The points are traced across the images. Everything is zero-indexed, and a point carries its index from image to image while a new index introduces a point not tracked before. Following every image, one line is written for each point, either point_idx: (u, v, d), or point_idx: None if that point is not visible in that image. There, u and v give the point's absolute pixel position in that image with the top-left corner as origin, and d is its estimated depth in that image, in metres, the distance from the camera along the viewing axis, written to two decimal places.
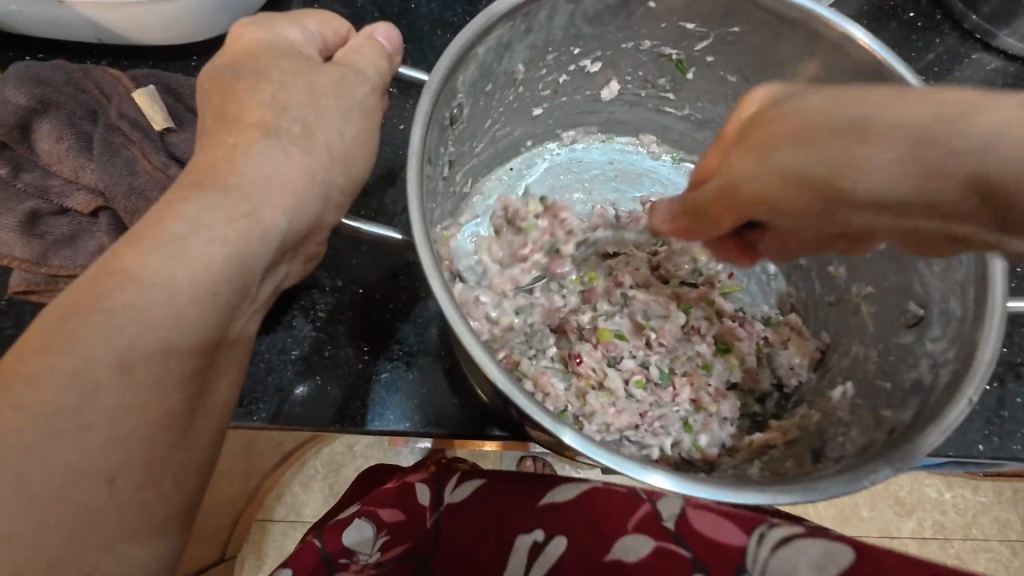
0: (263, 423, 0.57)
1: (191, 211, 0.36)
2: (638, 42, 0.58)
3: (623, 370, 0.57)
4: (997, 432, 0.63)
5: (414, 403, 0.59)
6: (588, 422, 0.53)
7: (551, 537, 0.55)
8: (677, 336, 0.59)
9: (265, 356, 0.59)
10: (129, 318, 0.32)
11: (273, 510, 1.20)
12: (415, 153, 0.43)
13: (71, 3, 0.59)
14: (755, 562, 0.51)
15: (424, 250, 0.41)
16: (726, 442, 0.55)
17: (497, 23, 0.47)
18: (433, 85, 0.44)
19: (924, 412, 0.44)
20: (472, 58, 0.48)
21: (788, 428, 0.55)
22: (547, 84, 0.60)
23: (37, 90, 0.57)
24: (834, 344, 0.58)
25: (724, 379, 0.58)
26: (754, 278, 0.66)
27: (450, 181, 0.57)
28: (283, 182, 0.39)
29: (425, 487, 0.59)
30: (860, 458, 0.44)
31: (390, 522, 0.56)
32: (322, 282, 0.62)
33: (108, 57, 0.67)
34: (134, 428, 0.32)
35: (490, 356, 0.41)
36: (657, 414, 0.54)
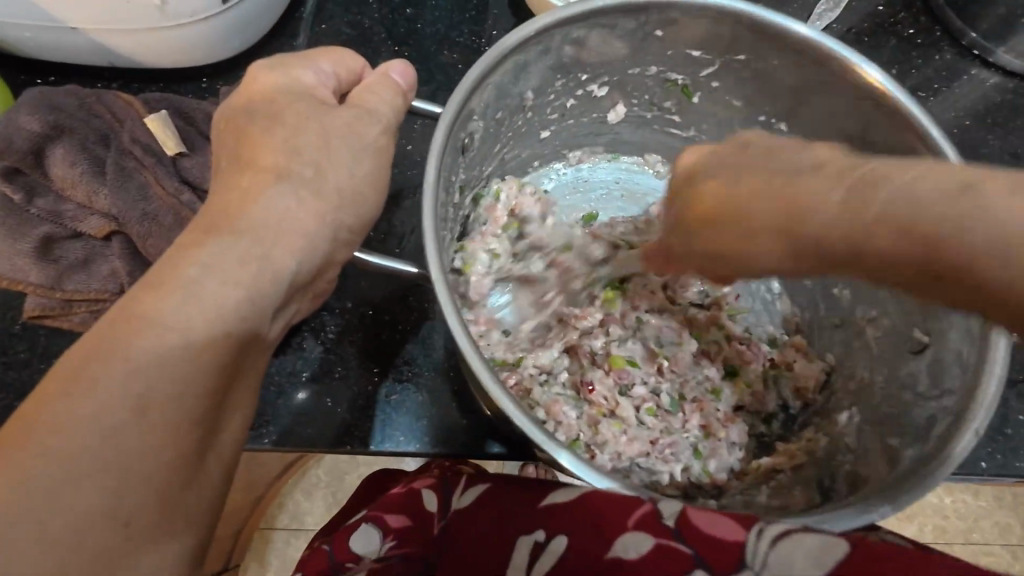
0: (274, 445, 0.58)
1: (207, 254, 0.37)
2: (645, 68, 0.58)
3: (634, 397, 0.58)
4: (999, 449, 0.64)
5: (423, 425, 0.60)
6: (600, 450, 0.54)
7: (552, 537, 0.43)
8: (688, 363, 0.60)
9: (276, 378, 0.60)
10: (150, 363, 0.33)
11: (276, 519, 1.20)
12: (429, 187, 0.44)
13: (83, 30, 0.60)
14: (753, 556, 0.38)
15: (440, 285, 0.42)
16: (735, 465, 0.56)
17: (508, 55, 0.48)
18: (444, 119, 0.45)
19: (930, 443, 0.44)
20: (484, 90, 0.49)
21: (795, 453, 0.56)
22: (555, 107, 0.61)
23: (50, 116, 0.58)
24: (839, 367, 0.60)
25: (732, 403, 0.59)
26: (759, 298, 0.66)
27: (461, 207, 0.58)
28: (296, 220, 0.41)
29: (432, 492, 0.50)
30: (868, 490, 0.45)
31: (396, 528, 0.48)
32: (332, 304, 0.63)
33: (118, 79, 0.67)
34: (158, 468, 0.33)
35: (504, 391, 0.42)
36: (666, 441, 0.55)
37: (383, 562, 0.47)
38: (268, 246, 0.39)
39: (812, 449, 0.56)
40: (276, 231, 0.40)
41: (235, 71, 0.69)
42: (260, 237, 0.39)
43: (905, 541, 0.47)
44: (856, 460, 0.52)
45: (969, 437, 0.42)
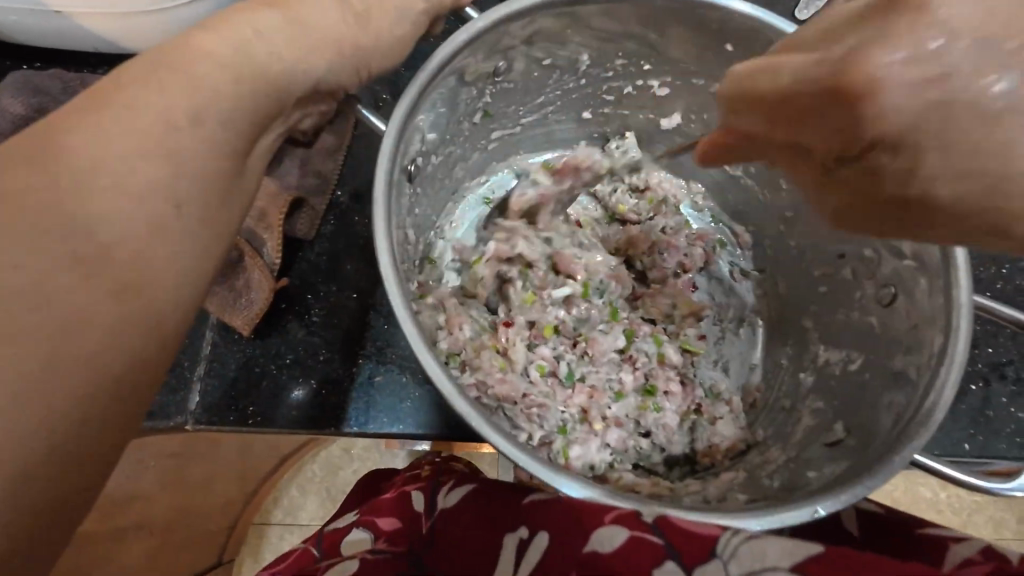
0: (255, 426, 0.58)
1: (137, 124, 0.33)
2: (707, 81, 0.58)
3: (535, 352, 0.58)
4: (981, 431, 0.64)
5: (407, 407, 0.60)
6: (469, 371, 0.54)
7: (536, 532, 0.42)
8: (606, 354, 0.59)
9: (259, 361, 0.60)
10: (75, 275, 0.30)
11: (271, 513, 1.21)
12: (391, 137, 0.45)
13: (68, 13, 0.60)
14: (723, 549, 0.38)
15: (379, 206, 0.43)
16: (598, 466, 0.53)
17: (517, 17, 0.48)
18: (438, 59, 0.46)
19: (903, 421, 0.44)
20: (489, 43, 0.50)
21: (659, 483, 0.52)
22: (611, 88, 0.62)
23: (34, 98, 0.58)
24: (760, 443, 0.56)
25: (630, 412, 0.57)
26: (727, 338, 0.64)
27: (446, 159, 0.59)
28: (247, 145, 0.38)
29: (422, 494, 0.50)
30: (833, 478, 0.44)
31: (388, 531, 0.47)
32: (318, 287, 0.63)
33: (105, 64, 0.68)
34: (85, 394, 0.30)
35: (424, 340, 0.42)
36: (537, 401, 0.54)
37: (371, 554, 0.45)
38: (221, 182, 0.36)
39: (682, 489, 0.52)
40: (222, 157, 0.36)
41: None
42: (209, 156, 0.35)
43: (876, 508, 0.47)
44: (802, 451, 0.52)
45: (936, 419, 0.42)
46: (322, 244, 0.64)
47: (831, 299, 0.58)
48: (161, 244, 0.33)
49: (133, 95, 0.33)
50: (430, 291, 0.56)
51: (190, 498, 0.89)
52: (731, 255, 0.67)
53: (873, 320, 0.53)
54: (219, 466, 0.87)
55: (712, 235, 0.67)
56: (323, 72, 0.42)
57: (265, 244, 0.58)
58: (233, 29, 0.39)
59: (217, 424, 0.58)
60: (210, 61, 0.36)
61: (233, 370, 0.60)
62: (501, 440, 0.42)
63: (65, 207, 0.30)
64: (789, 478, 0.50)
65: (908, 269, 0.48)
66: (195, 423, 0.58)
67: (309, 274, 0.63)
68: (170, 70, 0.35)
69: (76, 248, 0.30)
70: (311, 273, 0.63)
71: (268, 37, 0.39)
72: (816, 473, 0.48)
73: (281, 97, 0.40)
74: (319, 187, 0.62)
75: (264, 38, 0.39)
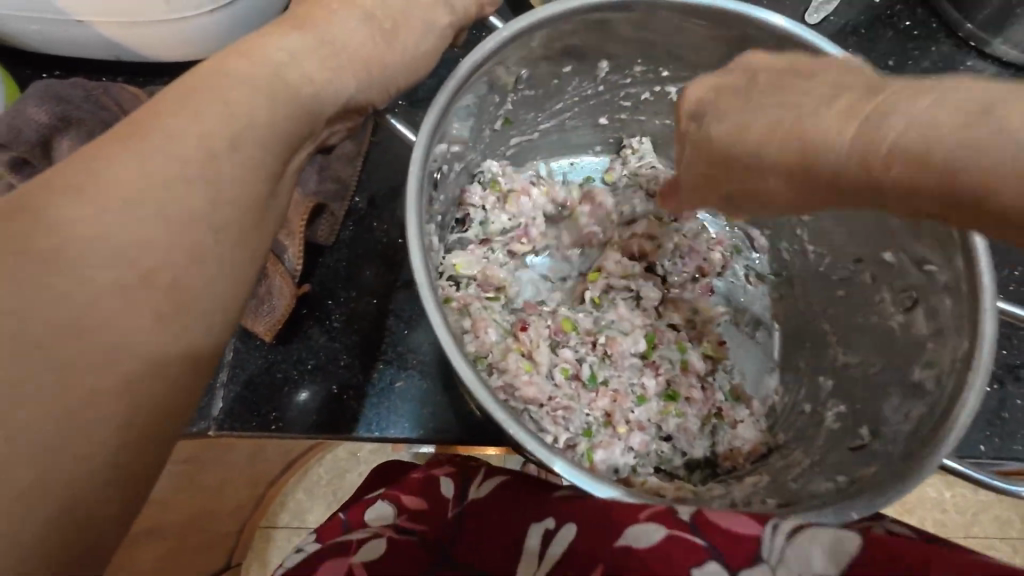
0: (278, 431, 0.59)
1: (174, 152, 0.34)
2: None
3: (559, 355, 0.58)
4: (997, 433, 0.64)
5: (428, 413, 0.61)
6: (496, 374, 0.54)
7: (563, 523, 0.43)
8: (629, 359, 0.59)
9: (281, 366, 0.61)
10: (120, 294, 0.31)
11: (279, 515, 1.21)
12: (422, 146, 0.45)
13: (89, 22, 0.61)
14: (770, 552, 0.38)
15: (410, 214, 0.44)
16: (622, 470, 0.54)
17: (545, 26, 0.49)
18: (466, 67, 0.47)
19: (926, 426, 0.45)
20: (512, 51, 0.50)
21: (682, 486, 0.53)
22: (630, 94, 0.62)
23: (58, 107, 0.59)
24: (781, 447, 0.57)
25: (653, 416, 0.57)
26: (747, 341, 0.64)
27: (469, 164, 0.59)
28: (278, 162, 0.39)
29: (450, 480, 0.51)
30: (851, 488, 0.45)
31: (412, 507, 0.49)
32: (339, 293, 0.63)
33: (124, 73, 0.68)
34: (130, 406, 0.31)
35: (458, 349, 0.42)
36: (563, 404, 0.55)
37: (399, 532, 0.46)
38: (254, 201, 0.37)
39: (707, 493, 0.52)
40: (256, 180, 0.37)
41: None
42: (244, 180, 0.36)
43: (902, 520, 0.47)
44: (826, 456, 0.53)
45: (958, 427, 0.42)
46: (342, 249, 0.65)
47: (849, 304, 0.58)
48: (197, 265, 0.34)
49: (170, 124, 0.34)
50: (455, 294, 0.56)
51: (203, 501, 0.89)
52: (745, 257, 0.67)
53: (893, 324, 0.53)
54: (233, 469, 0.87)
55: (728, 239, 0.67)
56: (351, 87, 0.43)
57: (286, 248, 0.59)
58: (267, 47, 0.40)
59: (240, 429, 0.59)
60: (246, 80, 0.37)
61: (255, 374, 0.60)
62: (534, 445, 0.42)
63: (105, 235, 0.31)
64: (808, 483, 0.50)
65: (929, 275, 0.49)
66: (217, 429, 0.58)
67: (331, 280, 0.64)
68: (205, 98, 0.36)
69: (122, 263, 0.31)
70: (332, 279, 0.64)
71: (300, 60, 0.40)
72: (838, 479, 0.49)
73: (313, 113, 0.41)
74: (337, 193, 0.63)
75: (297, 59, 0.40)
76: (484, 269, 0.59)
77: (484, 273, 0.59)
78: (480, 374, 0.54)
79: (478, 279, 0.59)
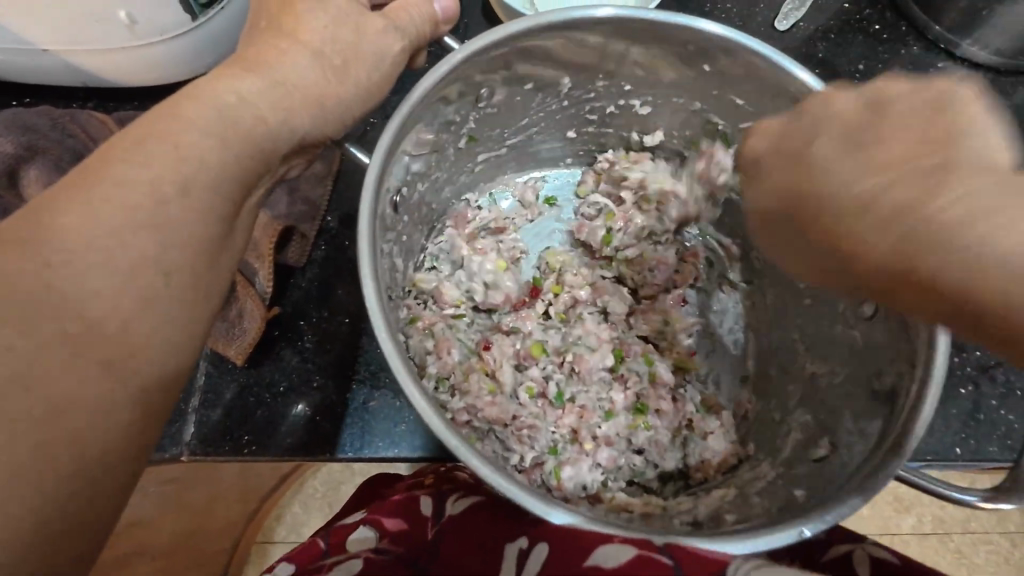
0: (251, 454, 0.59)
1: (124, 199, 0.35)
2: (689, 102, 0.59)
3: (525, 374, 0.59)
4: (973, 435, 0.65)
5: (403, 432, 0.61)
6: (459, 396, 0.55)
7: (537, 543, 0.42)
8: (597, 374, 0.59)
9: (253, 389, 0.61)
10: (71, 344, 0.33)
11: (274, 531, 1.20)
12: (375, 174, 0.45)
13: (54, 51, 0.60)
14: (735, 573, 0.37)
15: (364, 241, 0.44)
16: (591, 486, 0.54)
17: (501, 45, 0.49)
18: (417, 93, 0.47)
19: (885, 436, 0.45)
20: (465, 74, 0.50)
21: (649, 501, 0.54)
22: (595, 108, 0.63)
23: (23, 137, 0.59)
24: (752, 458, 0.58)
25: (622, 431, 0.57)
26: (720, 349, 0.65)
27: (431, 186, 0.59)
28: (231, 200, 0.40)
29: (430, 499, 0.53)
30: (815, 500, 0.45)
31: (393, 530, 0.49)
32: (310, 313, 0.64)
33: (94, 98, 0.69)
34: (87, 458, 0.33)
35: (413, 377, 0.42)
36: (528, 422, 0.56)
37: (375, 554, 0.46)
38: (205, 241, 0.38)
39: (674, 508, 0.54)
40: (209, 221, 0.38)
41: None
42: (195, 223, 0.38)
43: (890, 556, 0.46)
44: (789, 467, 0.53)
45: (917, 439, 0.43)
46: (313, 269, 0.65)
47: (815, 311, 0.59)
48: (148, 309, 0.35)
49: (118, 171, 0.36)
50: (419, 316, 0.57)
51: (190, 520, 0.89)
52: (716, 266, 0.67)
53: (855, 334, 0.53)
54: (219, 488, 0.87)
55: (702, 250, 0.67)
56: (305, 121, 0.44)
57: (257, 272, 0.59)
58: (216, 87, 0.41)
59: (213, 454, 0.59)
60: (196, 124, 0.39)
61: (228, 397, 0.60)
62: (492, 472, 0.41)
63: (57, 287, 0.33)
64: (773, 497, 0.51)
65: None
66: (190, 454, 0.58)
67: (301, 300, 0.64)
68: (155, 142, 0.37)
69: (69, 316, 0.33)
70: (303, 299, 0.64)
71: (250, 100, 0.41)
72: (800, 491, 0.49)
73: (268, 150, 0.42)
74: (307, 214, 0.62)
75: (249, 101, 0.41)
76: (447, 291, 0.60)
77: (447, 296, 0.59)
78: (443, 396, 0.55)
79: (443, 299, 0.59)
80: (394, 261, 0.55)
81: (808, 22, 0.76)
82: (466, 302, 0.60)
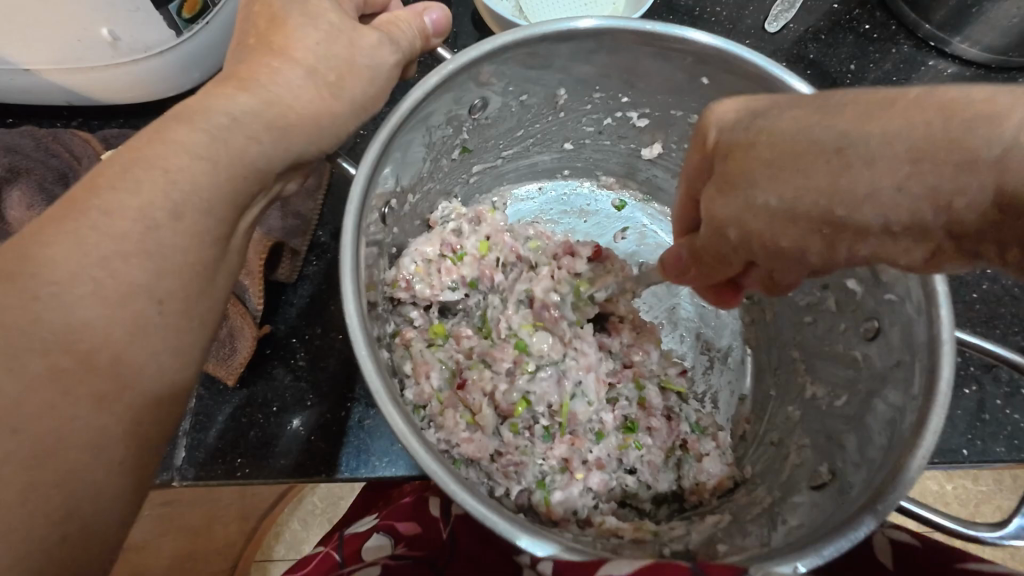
0: (244, 478, 0.57)
1: (117, 229, 0.34)
2: (687, 114, 0.58)
3: (503, 409, 0.55)
4: (979, 435, 0.64)
5: (399, 449, 0.59)
6: (434, 428, 0.53)
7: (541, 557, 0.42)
8: (586, 408, 0.57)
9: (245, 409, 0.59)
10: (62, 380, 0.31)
11: (273, 549, 1.17)
12: (360, 188, 0.44)
13: (36, 71, 0.59)
14: None
15: (345, 260, 0.43)
16: (581, 510, 0.54)
17: (491, 55, 0.48)
18: (405, 108, 0.46)
19: (894, 444, 0.44)
20: (455, 88, 0.50)
21: (642, 527, 0.52)
22: (591, 120, 0.62)
23: (6, 158, 0.58)
24: (750, 481, 0.57)
25: (613, 452, 0.57)
26: (717, 364, 0.65)
27: (417, 204, 0.58)
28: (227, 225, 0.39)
29: (437, 499, 0.54)
30: (828, 522, 0.44)
31: (407, 534, 0.51)
32: (301, 330, 0.62)
33: (78, 115, 0.68)
34: (77, 499, 0.32)
35: (393, 399, 0.41)
36: (514, 459, 0.54)
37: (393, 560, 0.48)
38: (200, 267, 0.37)
39: (666, 534, 0.52)
40: (201, 243, 0.38)
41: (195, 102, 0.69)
42: (187, 249, 0.37)
43: (909, 539, 0.46)
44: (793, 487, 0.52)
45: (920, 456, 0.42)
46: (305, 286, 0.64)
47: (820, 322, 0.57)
48: (138, 336, 0.34)
49: (105, 200, 0.35)
50: (401, 332, 0.57)
51: (186, 541, 0.87)
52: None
53: (857, 353, 0.52)
54: (216, 508, 0.85)
55: None
56: (300, 142, 0.43)
57: (245, 289, 0.58)
58: (208, 110, 0.40)
59: (204, 477, 0.57)
60: (187, 146, 0.37)
61: (219, 418, 0.59)
62: (475, 502, 0.40)
63: (42, 318, 0.32)
64: (776, 517, 0.50)
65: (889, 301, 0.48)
66: (181, 479, 0.57)
67: (292, 316, 0.63)
68: (144, 168, 0.36)
69: (61, 350, 0.32)
70: (296, 316, 0.63)
71: (243, 121, 0.40)
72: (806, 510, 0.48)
73: (261, 170, 0.41)
74: (298, 229, 0.61)
75: (240, 122, 0.40)
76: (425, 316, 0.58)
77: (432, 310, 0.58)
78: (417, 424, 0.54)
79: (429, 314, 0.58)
80: (378, 276, 0.54)
81: (798, 24, 0.75)
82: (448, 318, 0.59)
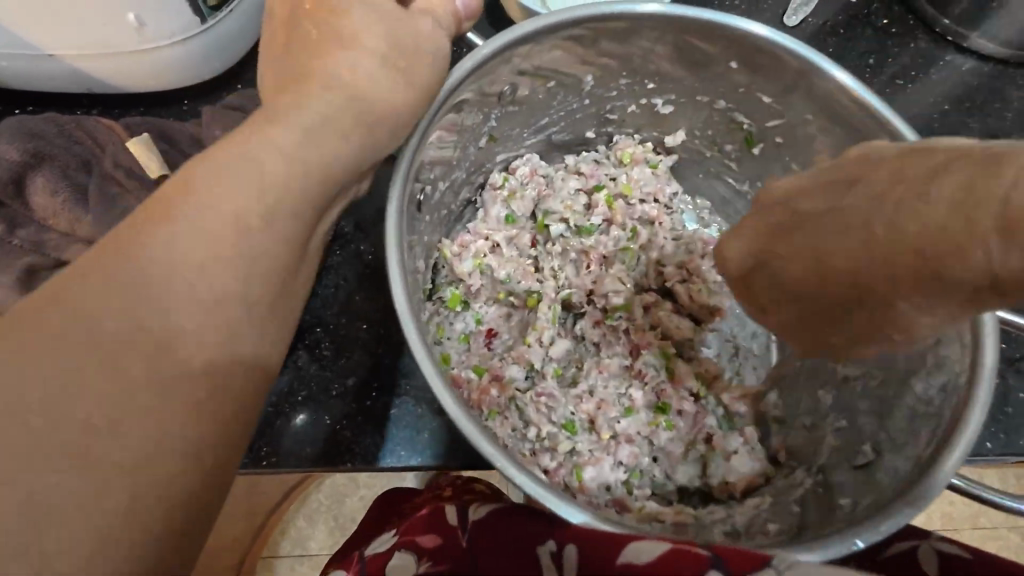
0: (270, 467, 0.57)
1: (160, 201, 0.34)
2: (714, 100, 0.59)
3: (544, 358, 0.59)
4: (1002, 428, 0.63)
5: (427, 437, 0.59)
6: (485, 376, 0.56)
7: (565, 544, 0.41)
8: (615, 370, 0.60)
9: (271, 398, 0.59)
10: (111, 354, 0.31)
11: (279, 546, 1.16)
12: (400, 172, 0.45)
13: (60, 57, 0.59)
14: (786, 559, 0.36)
15: (389, 238, 0.43)
16: (614, 488, 0.54)
17: (525, 41, 0.48)
18: (444, 90, 0.47)
19: (935, 438, 0.44)
20: (491, 71, 0.50)
21: (681, 510, 0.53)
22: (616, 108, 0.62)
23: (29, 144, 0.58)
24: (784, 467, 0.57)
25: (643, 429, 0.58)
26: (745, 355, 0.65)
27: (452, 188, 0.59)
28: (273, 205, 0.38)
29: (455, 508, 0.48)
30: (867, 509, 0.44)
31: (428, 548, 0.44)
32: (326, 319, 0.62)
33: (101, 105, 0.67)
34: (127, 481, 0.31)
35: (448, 387, 0.42)
36: (547, 392, 0.57)
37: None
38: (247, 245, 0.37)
39: (708, 517, 0.53)
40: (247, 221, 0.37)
41: (218, 94, 0.68)
42: (269, 248, 0.37)
43: (958, 551, 0.44)
44: (828, 477, 0.53)
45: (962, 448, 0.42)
46: (331, 276, 0.63)
47: None
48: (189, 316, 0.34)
49: (189, 199, 0.35)
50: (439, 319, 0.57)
51: None
52: None
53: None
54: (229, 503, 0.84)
55: None
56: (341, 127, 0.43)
57: None
58: None
59: None
60: None
61: None
62: (528, 478, 0.41)
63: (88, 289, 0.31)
64: (811, 507, 0.50)
65: None
66: None
67: (316, 305, 0.62)
68: (232, 166, 0.37)
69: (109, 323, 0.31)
70: (320, 306, 0.62)
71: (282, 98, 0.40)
72: (846, 501, 0.49)
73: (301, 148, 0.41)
74: None
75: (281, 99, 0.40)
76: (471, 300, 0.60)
77: (483, 284, 0.60)
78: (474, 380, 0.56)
79: (468, 293, 0.59)
80: (416, 262, 0.54)
81: (816, 18, 0.75)
82: (481, 302, 0.60)
